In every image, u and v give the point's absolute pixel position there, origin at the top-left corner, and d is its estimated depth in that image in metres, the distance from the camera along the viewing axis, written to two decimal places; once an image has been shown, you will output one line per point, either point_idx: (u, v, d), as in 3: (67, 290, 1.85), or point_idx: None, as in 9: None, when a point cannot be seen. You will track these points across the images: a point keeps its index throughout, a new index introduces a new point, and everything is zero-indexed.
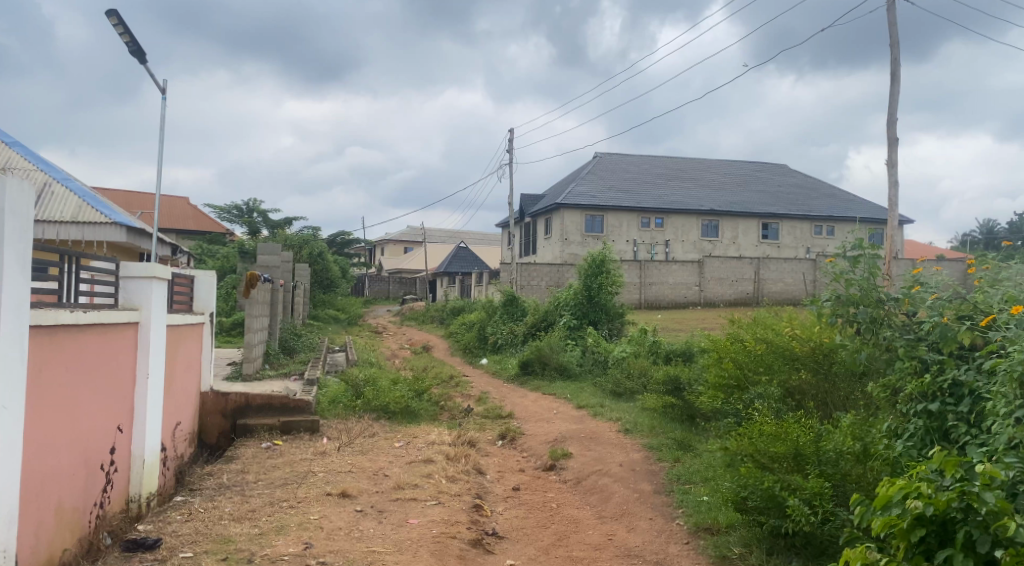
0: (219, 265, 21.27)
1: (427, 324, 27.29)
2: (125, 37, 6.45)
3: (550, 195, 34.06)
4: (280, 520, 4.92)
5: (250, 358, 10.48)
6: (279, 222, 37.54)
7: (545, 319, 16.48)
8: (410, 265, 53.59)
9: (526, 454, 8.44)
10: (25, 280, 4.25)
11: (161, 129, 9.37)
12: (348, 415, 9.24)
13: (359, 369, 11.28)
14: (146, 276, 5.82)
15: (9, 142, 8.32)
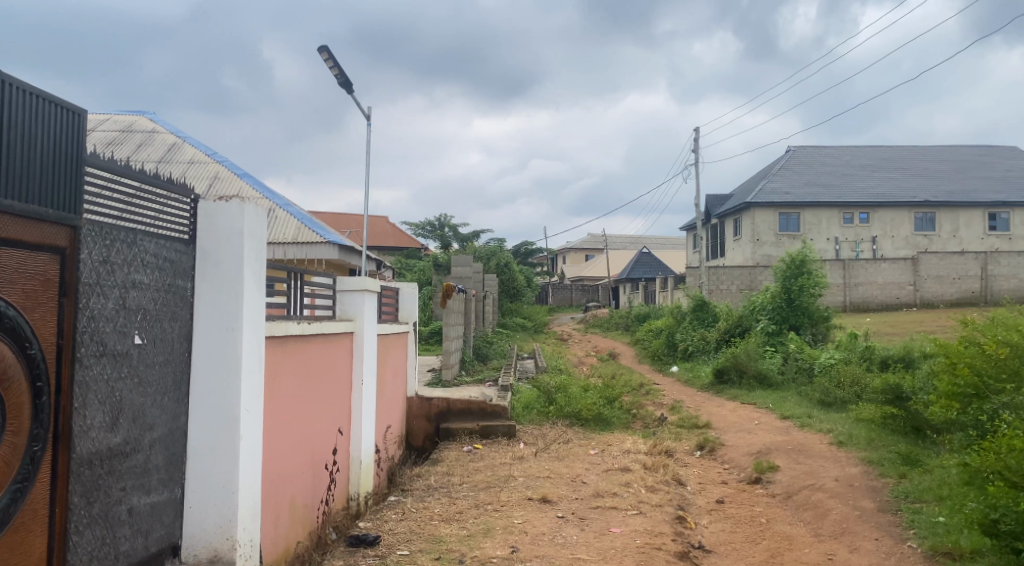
0: (418, 277, 22.59)
1: (612, 332, 27.26)
2: (333, 68, 7.00)
3: (734, 195, 32.78)
4: (487, 522, 5.07)
5: (446, 365, 11.05)
6: (468, 236, 39.41)
7: (739, 326, 15.79)
8: (593, 274, 54.05)
9: (728, 466, 8.10)
10: (261, 296, 4.87)
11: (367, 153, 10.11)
12: (543, 422, 9.43)
13: (550, 377, 11.48)
14: (359, 289, 6.26)
15: (242, 173, 9.37)
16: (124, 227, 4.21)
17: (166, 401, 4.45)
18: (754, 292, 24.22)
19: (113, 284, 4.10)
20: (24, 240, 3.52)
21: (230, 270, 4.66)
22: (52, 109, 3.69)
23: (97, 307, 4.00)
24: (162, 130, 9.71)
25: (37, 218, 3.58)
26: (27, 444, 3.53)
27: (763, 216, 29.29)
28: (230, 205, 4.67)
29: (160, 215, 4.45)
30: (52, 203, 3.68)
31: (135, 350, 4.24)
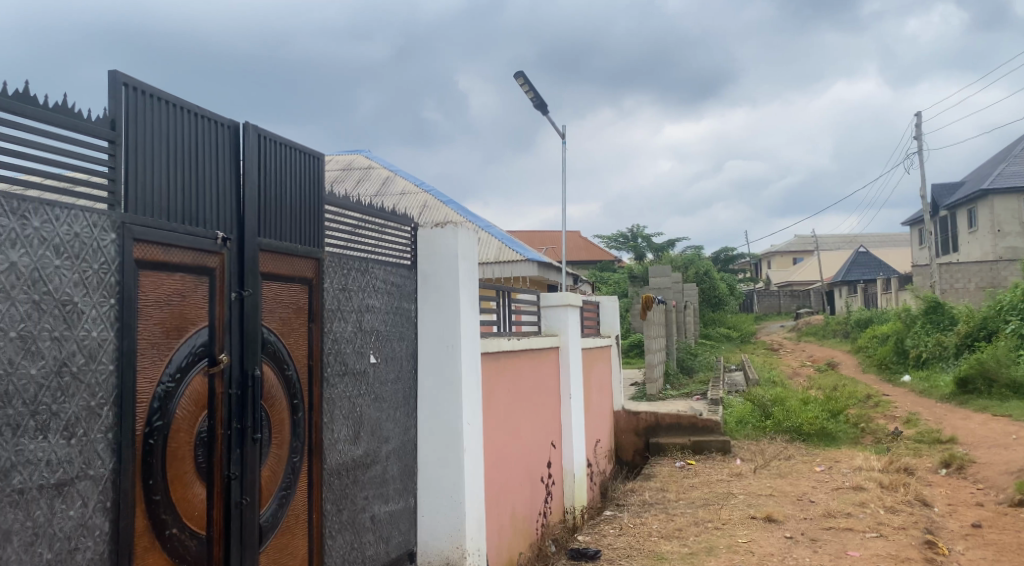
0: (617, 290, 22.72)
1: (828, 339, 25.53)
2: (529, 93, 7.22)
3: (964, 185, 29.53)
4: (709, 541, 4.91)
5: (651, 378, 11.00)
6: (663, 245, 38.99)
7: (985, 328, 14.09)
8: (800, 279, 51.18)
9: (983, 486, 7.22)
10: (475, 315, 5.19)
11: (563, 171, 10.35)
12: (759, 437, 9.28)
13: (762, 389, 10.97)
14: (563, 304, 6.39)
15: (447, 199, 9.95)
16: (358, 256, 4.66)
17: (399, 416, 4.82)
18: (1000, 289, 21.54)
19: (351, 308, 4.54)
20: (278, 273, 4.07)
21: (449, 291, 5.03)
22: (296, 155, 4.29)
23: (338, 330, 4.43)
24: (377, 166, 10.60)
25: (289, 253, 4.15)
26: (289, 456, 4.01)
27: (1003, 204, 26.28)
28: (446, 231, 5.07)
29: (380, 238, 4.86)
30: (299, 239, 4.24)
31: (371, 369, 4.65)
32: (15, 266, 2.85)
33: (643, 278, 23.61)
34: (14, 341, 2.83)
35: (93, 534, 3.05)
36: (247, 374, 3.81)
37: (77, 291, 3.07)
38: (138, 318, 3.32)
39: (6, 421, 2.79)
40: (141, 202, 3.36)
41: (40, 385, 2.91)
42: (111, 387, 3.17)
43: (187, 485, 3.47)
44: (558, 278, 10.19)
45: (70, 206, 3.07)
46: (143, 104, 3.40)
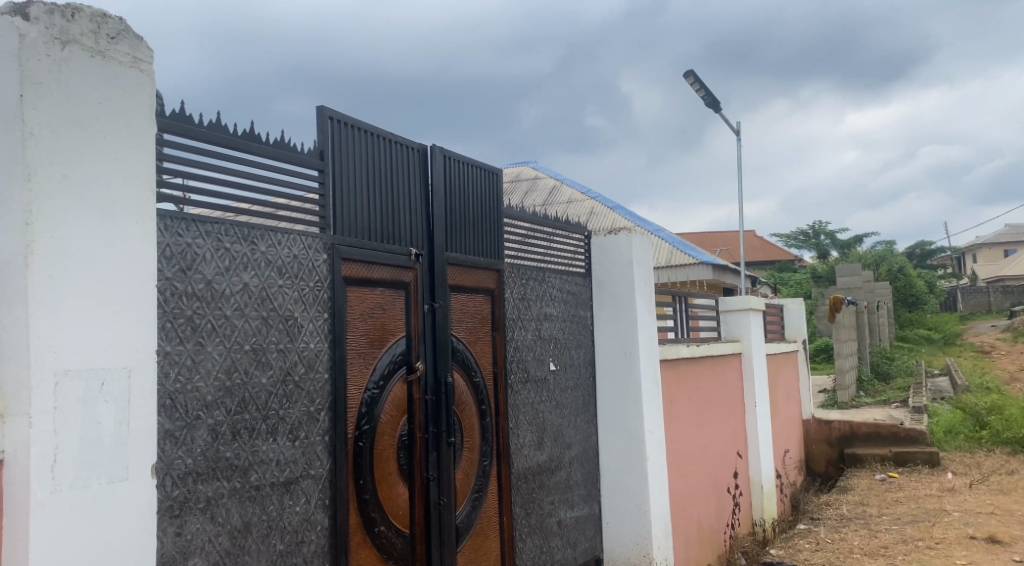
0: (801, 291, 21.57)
1: None
2: (699, 91, 7.03)
3: None
4: (920, 561, 4.54)
5: (842, 385, 10.39)
6: (849, 242, 36.44)
7: None
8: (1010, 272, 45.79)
9: None
10: (653, 321, 5.14)
11: (737, 169, 9.99)
12: (973, 448, 8.74)
13: (973, 396, 10.14)
14: (743, 308, 6.20)
15: (614, 205, 9.95)
16: (534, 265, 4.77)
17: (580, 422, 4.88)
18: None
19: (531, 317, 4.66)
20: (465, 285, 4.26)
21: (625, 297, 5.02)
22: (477, 172, 4.48)
23: (520, 338, 4.57)
24: (544, 176, 10.79)
25: (474, 265, 4.34)
26: (480, 460, 4.18)
27: None
28: (620, 237, 5.09)
29: (548, 245, 4.92)
30: (482, 252, 4.42)
31: (552, 376, 4.74)
32: (247, 286, 3.20)
33: (828, 277, 22.21)
34: (248, 353, 3.18)
35: (315, 529, 3.35)
36: (440, 382, 4.03)
37: (296, 306, 3.40)
38: (346, 330, 3.61)
39: (244, 425, 3.13)
40: (345, 224, 3.66)
41: (269, 392, 3.24)
42: (325, 394, 3.47)
43: (392, 485, 3.72)
44: (735, 281, 9.85)
45: (289, 231, 3.40)
46: (344, 134, 3.69)
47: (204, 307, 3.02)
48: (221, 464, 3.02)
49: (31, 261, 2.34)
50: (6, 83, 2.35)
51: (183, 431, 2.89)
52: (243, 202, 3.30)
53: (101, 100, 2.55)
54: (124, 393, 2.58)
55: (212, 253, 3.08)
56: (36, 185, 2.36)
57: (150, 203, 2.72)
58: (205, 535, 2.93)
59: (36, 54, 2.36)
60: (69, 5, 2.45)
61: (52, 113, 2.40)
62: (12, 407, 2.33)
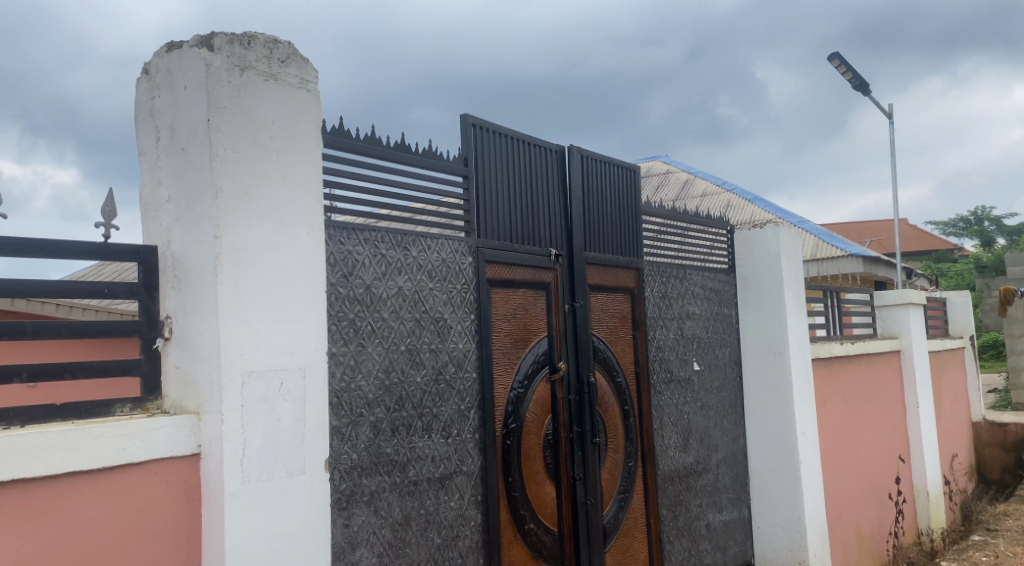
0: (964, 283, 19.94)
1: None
2: (846, 74, 6.64)
3: None
4: None
5: (1017, 385, 9.54)
6: (1015, 227, 33.27)
7: None
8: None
9: None
10: (802, 318, 4.93)
11: (889, 154, 9.38)
12: None
13: None
14: (901, 303, 5.89)
15: (751, 197, 9.61)
16: (674, 262, 4.69)
17: (726, 424, 4.76)
18: None
19: (673, 316, 4.58)
20: (605, 285, 4.25)
21: (772, 294, 4.83)
22: (614, 170, 4.47)
23: (662, 338, 4.50)
24: (675, 170, 10.58)
25: (613, 265, 4.32)
26: (624, 461, 4.16)
27: None
28: (766, 231, 4.90)
29: (684, 241, 4.82)
30: (621, 251, 4.39)
31: (696, 376, 4.64)
32: (401, 290, 3.35)
33: (994, 266, 20.33)
34: (404, 353, 3.32)
35: (469, 524, 3.45)
36: (583, 382, 4.04)
37: (446, 308, 3.52)
38: (492, 331, 3.70)
39: (402, 422, 3.27)
40: (488, 227, 3.75)
41: (424, 391, 3.37)
42: (475, 393, 3.57)
43: (539, 484, 3.77)
44: (889, 274, 9.24)
45: (437, 236, 3.52)
46: (485, 140, 3.78)
47: (364, 310, 3.18)
48: (383, 459, 3.17)
49: (220, 271, 2.55)
50: (196, 109, 2.59)
51: (348, 427, 3.06)
52: (396, 208, 3.45)
53: (274, 120, 2.75)
54: (300, 391, 2.78)
55: (369, 259, 3.24)
56: (223, 201, 2.58)
57: (319, 215, 2.93)
58: (370, 527, 3.09)
59: (219, 81, 2.58)
60: (245, 34, 2.66)
61: (234, 134, 2.62)
62: (206, 405, 2.57)
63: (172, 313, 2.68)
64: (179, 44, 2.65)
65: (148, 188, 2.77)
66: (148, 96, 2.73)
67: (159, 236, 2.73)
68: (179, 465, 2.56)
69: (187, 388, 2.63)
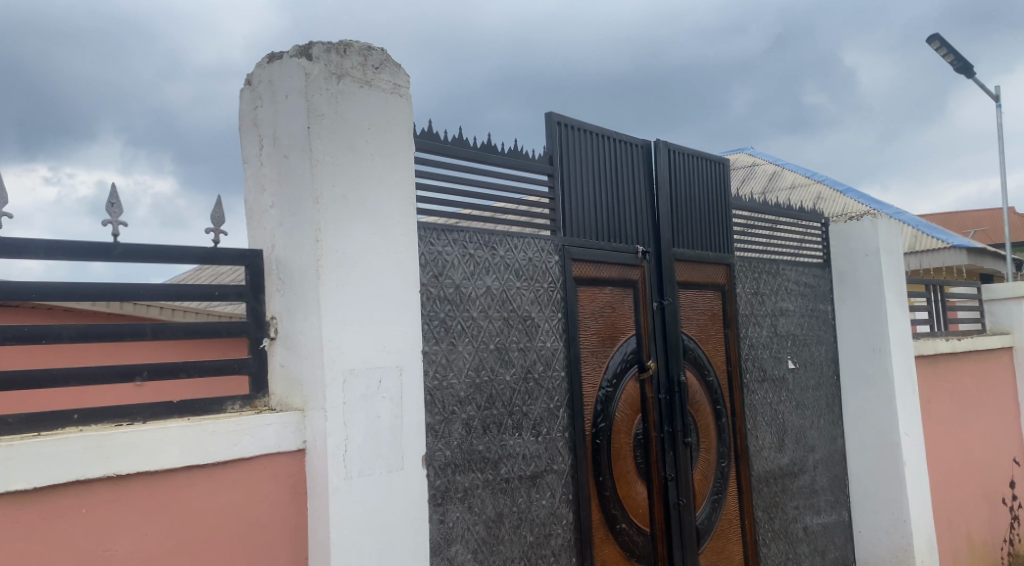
0: None
1: None
2: (947, 55, 6.29)
3: None
4: None
5: None
6: None
7: None
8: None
9: None
10: (903, 314, 4.75)
11: (995, 138, 8.85)
12: None
13: None
14: (1014, 296, 5.54)
15: (843, 187, 9.25)
16: (766, 257, 4.56)
17: (824, 424, 4.60)
18: None
19: (766, 312, 4.46)
20: (694, 281, 4.17)
21: (871, 289, 4.67)
22: (701, 163, 4.38)
23: (755, 335, 4.38)
24: (762, 162, 10.30)
25: (702, 260, 4.23)
26: (717, 461, 4.07)
27: None
28: (863, 224, 4.76)
29: (773, 235, 4.69)
30: (710, 246, 4.30)
31: (790, 374, 4.50)
32: (490, 289, 3.37)
33: None
34: (493, 351, 3.34)
35: (561, 523, 3.45)
36: (673, 381, 3.97)
37: (534, 307, 3.52)
38: (580, 329, 3.68)
39: (492, 420, 3.30)
40: (575, 225, 3.73)
41: (513, 389, 3.39)
42: (563, 392, 3.57)
43: (631, 483, 3.73)
44: (996, 266, 8.73)
45: (524, 235, 3.54)
46: (571, 137, 3.77)
47: (454, 310, 3.22)
48: (475, 457, 3.20)
49: (321, 273, 2.64)
50: (296, 117, 2.68)
51: (441, 425, 3.10)
52: (487, 207, 3.47)
53: (368, 125, 2.82)
54: (397, 389, 2.84)
55: (458, 259, 3.28)
56: (323, 205, 2.66)
57: (412, 216, 2.99)
58: (465, 523, 3.13)
59: (318, 89, 2.67)
60: (342, 43, 2.75)
61: (332, 140, 2.70)
62: (310, 402, 2.66)
63: (277, 314, 2.79)
64: (280, 55, 2.75)
65: (252, 195, 2.89)
66: (252, 106, 2.86)
67: (263, 240, 2.85)
68: (285, 460, 2.66)
69: (292, 385, 2.73)
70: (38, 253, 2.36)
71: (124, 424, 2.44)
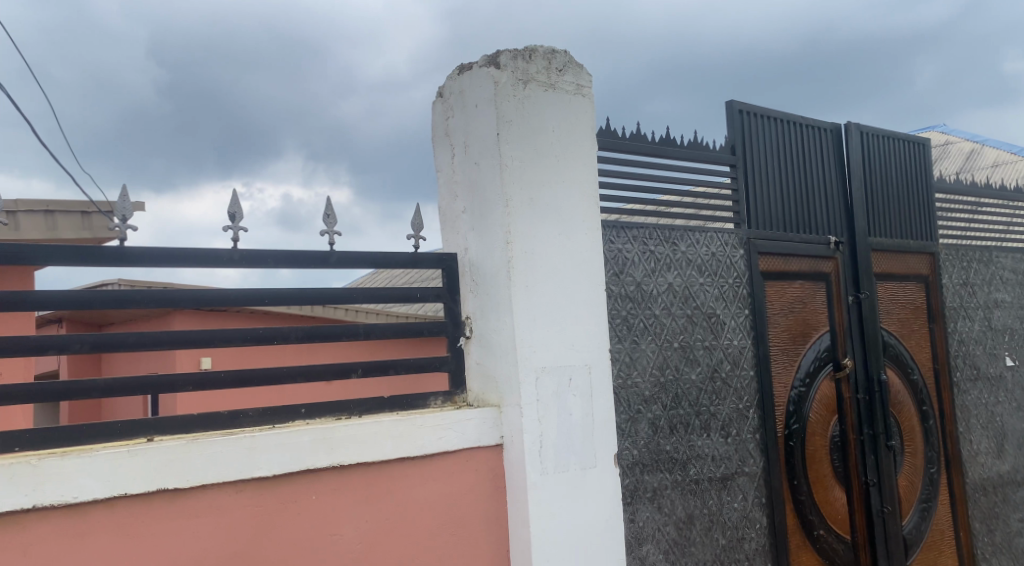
0: None
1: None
2: None
3: None
4: None
5: None
6: None
7: None
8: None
9: None
10: None
11: None
12: None
13: None
14: None
15: None
16: (981, 247, 4.28)
17: None
18: None
19: (977, 304, 4.15)
20: (893, 273, 3.90)
21: None
22: (897, 144, 4.07)
23: (966, 330, 4.07)
24: (956, 140, 9.40)
25: (902, 250, 3.95)
26: (925, 466, 3.81)
27: None
28: None
29: (974, 217, 4.38)
30: (909, 234, 4.00)
31: (1008, 373, 4.20)
32: (672, 286, 3.31)
33: None
34: (678, 350, 3.28)
35: (755, 527, 3.33)
36: (873, 380, 3.72)
37: (719, 304, 3.42)
38: (769, 326, 3.52)
39: (679, 420, 3.23)
40: (760, 217, 3.58)
41: (700, 389, 3.31)
42: (753, 391, 3.44)
43: (828, 488, 3.54)
44: None
45: (707, 229, 3.44)
46: (754, 125, 3.62)
47: (637, 308, 3.20)
48: (663, 457, 3.16)
49: (513, 275, 2.71)
50: (486, 124, 2.77)
51: (628, 424, 3.09)
52: (670, 201, 3.40)
53: (554, 128, 2.87)
54: (588, 387, 2.86)
55: (640, 257, 3.25)
56: (513, 208, 2.73)
57: (597, 215, 2.99)
58: (655, 523, 3.10)
59: (506, 96, 2.75)
60: (527, 49, 2.82)
61: (520, 145, 2.77)
62: (507, 399, 2.74)
63: (472, 314, 2.90)
64: (469, 66, 2.87)
65: (445, 201, 3.02)
66: (443, 117, 2.99)
67: (457, 243, 2.97)
68: (485, 454, 2.76)
69: (489, 383, 2.82)
70: (267, 263, 2.61)
71: (344, 417, 2.65)
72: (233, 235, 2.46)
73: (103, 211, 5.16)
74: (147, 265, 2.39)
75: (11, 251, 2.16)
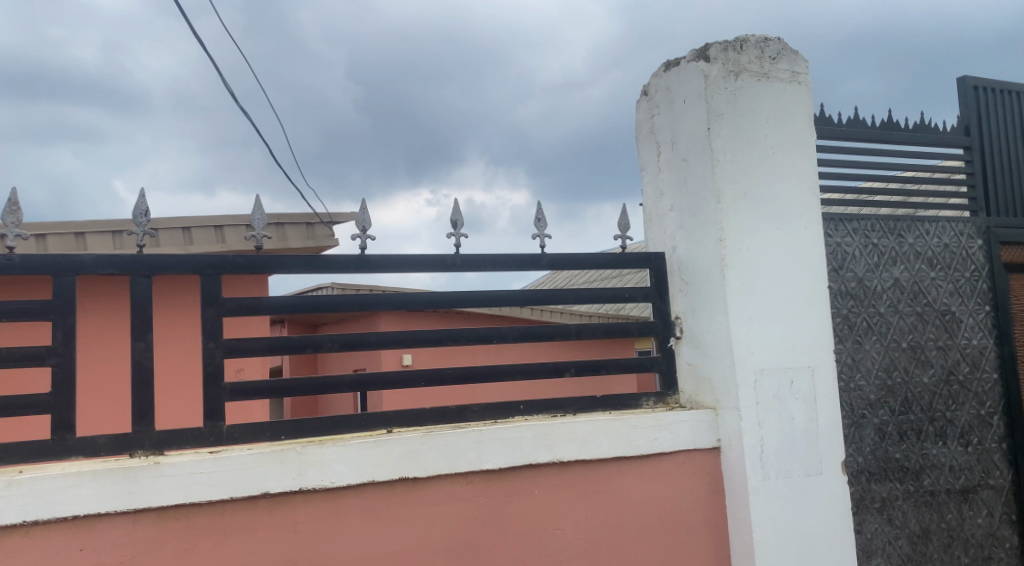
0: None
1: None
2: None
3: None
4: None
5: None
6: None
7: None
8: None
9: None
10: None
11: None
12: None
13: None
14: None
15: None
16: None
17: None
18: None
19: None
20: None
21: None
22: None
23: None
24: None
25: None
26: None
27: None
28: None
29: None
30: None
31: None
32: (898, 282, 3.07)
33: None
34: (908, 350, 3.03)
35: (1003, 545, 3.03)
36: None
37: (954, 301, 3.13)
38: (1013, 324, 3.18)
39: (910, 426, 2.98)
40: (1000, 203, 3.24)
41: (934, 393, 3.04)
42: (997, 396, 3.11)
43: None
44: None
45: (937, 219, 3.16)
46: (992, 101, 3.28)
47: (860, 306, 2.99)
48: (893, 465, 2.93)
49: (728, 273, 2.64)
50: (696, 120, 2.72)
51: (853, 430, 2.90)
52: (893, 189, 3.17)
53: (767, 119, 2.76)
54: (810, 390, 2.72)
55: (861, 250, 3.04)
56: (726, 205, 2.66)
57: (816, 208, 2.83)
58: (886, 536, 2.88)
59: (718, 89, 2.69)
60: (738, 39, 2.74)
61: (733, 138, 2.70)
62: (723, 401, 2.67)
63: (682, 313, 2.85)
64: (676, 61, 2.83)
65: (651, 200, 3.00)
66: (649, 115, 2.97)
67: (664, 242, 2.94)
68: (701, 457, 2.71)
69: (702, 384, 2.76)
70: (486, 266, 2.76)
71: (559, 415, 2.72)
72: (455, 241, 2.64)
73: (326, 221, 5.67)
74: (382, 270, 2.61)
75: (276, 260, 2.45)
